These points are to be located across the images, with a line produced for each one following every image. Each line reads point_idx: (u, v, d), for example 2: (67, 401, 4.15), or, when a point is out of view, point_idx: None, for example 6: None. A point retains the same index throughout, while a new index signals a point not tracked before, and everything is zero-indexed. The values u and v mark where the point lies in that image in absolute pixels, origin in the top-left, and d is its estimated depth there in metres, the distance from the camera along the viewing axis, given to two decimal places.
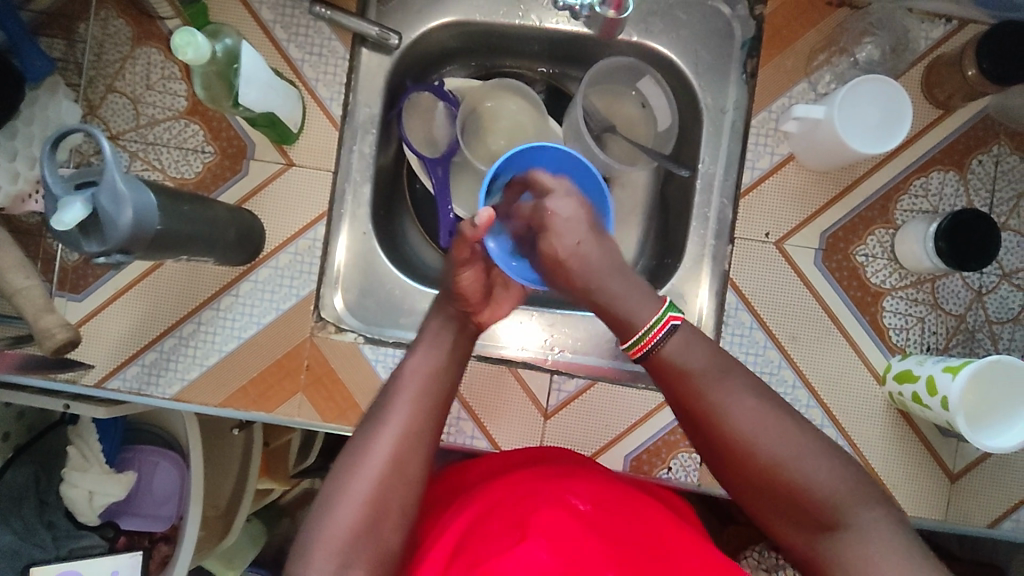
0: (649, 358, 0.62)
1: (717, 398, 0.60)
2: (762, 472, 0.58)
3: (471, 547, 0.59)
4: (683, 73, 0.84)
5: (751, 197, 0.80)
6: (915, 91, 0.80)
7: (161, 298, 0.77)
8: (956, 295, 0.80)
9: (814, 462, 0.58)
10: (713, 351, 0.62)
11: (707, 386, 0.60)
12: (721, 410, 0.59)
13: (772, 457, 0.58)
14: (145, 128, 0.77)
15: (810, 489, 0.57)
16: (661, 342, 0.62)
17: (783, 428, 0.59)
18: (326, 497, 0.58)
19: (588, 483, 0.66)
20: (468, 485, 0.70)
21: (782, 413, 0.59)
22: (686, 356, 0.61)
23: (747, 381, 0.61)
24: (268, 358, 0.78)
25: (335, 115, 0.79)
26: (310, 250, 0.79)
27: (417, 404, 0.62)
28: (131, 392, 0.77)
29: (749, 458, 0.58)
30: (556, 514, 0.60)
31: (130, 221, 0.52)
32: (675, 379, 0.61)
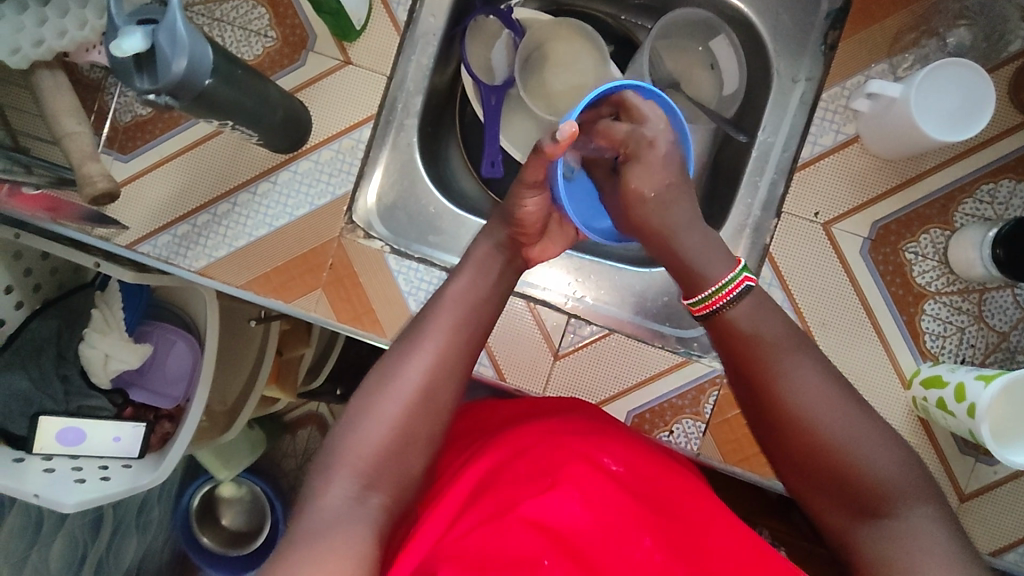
0: (713, 320, 0.60)
1: (786, 374, 0.57)
2: (815, 452, 0.56)
3: (498, 486, 0.58)
4: (759, 35, 0.81)
5: (807, 172, 0.77)
6: (1003, 90, 0.75)
7: (202, 173, 0.78)
8: (1003, 311, 0.77)
9: (873, 451, 0.55)
10: (784, 324, 0.59)
11: (777, 356, 0.57)
12: (785, 384, 0.56)
13: (836, 445, 0.55)
14: (213, 3, 0.77)
15: (862, 476, 0.54)
16: (729, 306, 0.59)
17: (848, 411, 0.56)
18: (354, 416, 0.58)
19: (619, 442, 0.65)
20: (495, 427, 0.69)
21: (846, 395, 0.57)
22: (759, 326, 0.58)
23: (815, 354, 0.58)
24: (294, 251, 0.78)
25: (400, 21, 0.78)
26: (352, 150, 0.78)
27: (451, 333, 0.61)
28: (160, 259, 0.79)
29: (803, 432, 0.56)
30: (591, 469, 0.59)
31: (184, 70, 0.53)
32: (739, 344, 0.58)
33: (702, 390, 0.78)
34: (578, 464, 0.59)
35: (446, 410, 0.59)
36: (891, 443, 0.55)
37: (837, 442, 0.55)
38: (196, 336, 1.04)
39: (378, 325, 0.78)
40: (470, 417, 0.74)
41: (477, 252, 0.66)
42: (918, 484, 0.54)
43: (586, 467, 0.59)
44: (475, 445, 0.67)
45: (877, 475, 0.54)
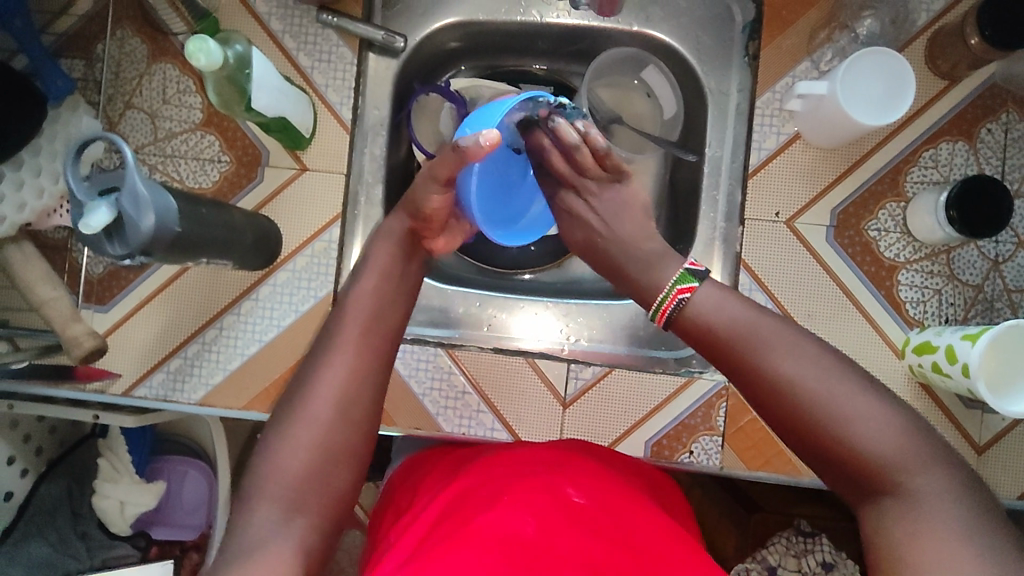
0: (674, 324, 0.61)
1: (752, 354, 0.56)
2: (806, 430, 0.53)
3: (466, 509, 0.61)
4: (686, 60, 0.85)
5: (759, 178, 0.81)
6: (919, 63, 0.80)
7: (185, 306, 0.79)
8: (972, 266, 0.80)
9: (863, 414, 0.52)
10: (742, 307, 0.58)
11: (745, 343, 0.56)
12: (762, 368, 0.55)
13: (820, 414, 0.52)
14: (163, 141, 0.79)
15: (851, 446, 0.52)
16: (683, 308, 0.60)
17: (828, 375, 0.53)
18: (271, 442, 0.57)
19: (584, 473, 0.66)
20: (463, 465, 0.71)
21: (837, 370, 0.54)
22: (714, 316, 0.58)
23: (792, 334, 0.56)
24: (289, 360, 0.79)
25: (346, 119, 0.81)
26: (326, 251, 0.80)
27: (359, 350, 0.61)
28: (158, 399, 0.79)
29: (784, 412, 0.54)
30: (553, 501, 0.61)
31: (153, 225, 0.54)
32: (706, 337, 0.59)
33: (712, 404, 0.80)
34: (541, 500, 0.61)
35: (365, 422, 0.59)
36: (885, 407, 0.52)
37: (825, 411, 0.52)
38: (207, 462, 1.03)
39: (387, 416, 0.80)
40: (450, 456, 0.75)
41: (381, 258, 0.67)
42: (914, 449, 0.51)
43: (550, 498, 0.61)
44: (441, 485, 0.68)
45: (868, 445, 0.51)
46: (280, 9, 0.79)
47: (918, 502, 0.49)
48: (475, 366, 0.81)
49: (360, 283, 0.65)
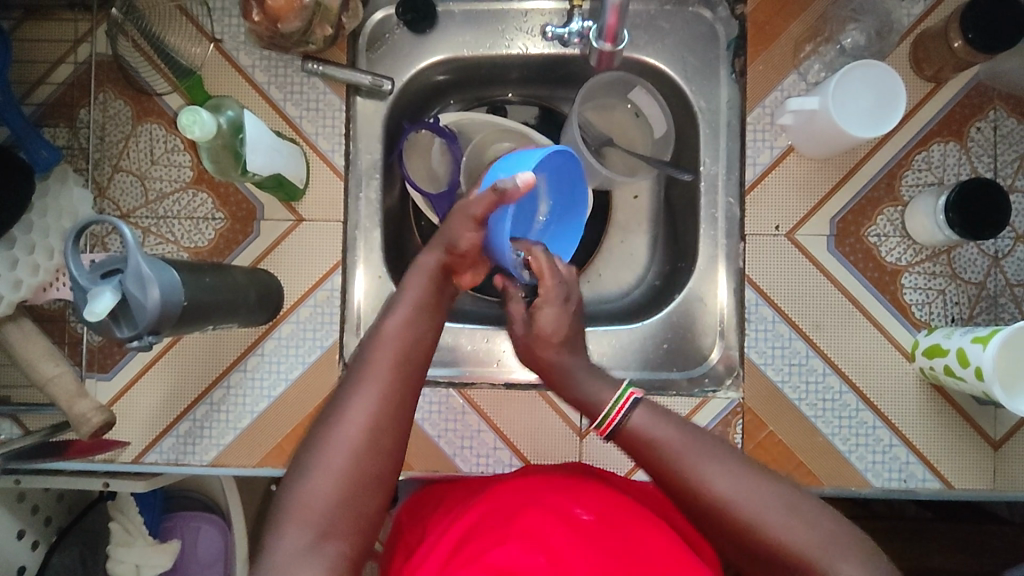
0: (617, 434, 0.67)
1: (686, 467, 0.62)
2: (735, 530, 0.59)
3: (475, 542, 0.63)
4: (673, 80, 0.85)
5: (757, 192, 0.81)
6: (905, 67, 0.81)
7: (190, 368, 0.78)
8: (973, 264, 0.80)
9: (786, 515, 0.58)
10: (675, 424, 0.66)
11: (679, 457, 0.63)
12: (692, 479, 0.61)
13: (748, 518, 0.59)
14: (155, 203, 0.78)
15: (778, 547, 0.57)
16: (623, 419, 0.66)
17: (753, 483, 0.60)
18: (299, 471, 0.57)
19: (591, 492, 0.68)
20: (474, 487, 0.73)
21: (761, 479, 0.61)
22: (651, 431, 0.65)
23: (716, 449, 0.63)
24: (300, 413, 0.78)
25: (339, 166, 0.80)
26: (329, 300, 0.79)
27: (386, 380, 0.61)
28: (169, 463, 0.78)
29: (714, 517, 0.60)
30: (558, 525, 0.64)
31: (158, 300, 0.53)
32: (643, 453, 0.65)
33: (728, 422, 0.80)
34: (548, 522, 0.64)
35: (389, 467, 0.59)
36: (805, 511, 0.58)
37: (750, 519, 0.59)
38: (220, 515, 1.02)
39: (403, 461, 0.79)
40: (458, 482, 0.77)
41: (412, 289, 0.67)
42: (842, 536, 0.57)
43: (557, 523, 0.64)
44: (452, 511, 0.70)
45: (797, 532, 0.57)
46: (264, 60, 0.79)
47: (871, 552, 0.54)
48: (489, 403, 0.80)
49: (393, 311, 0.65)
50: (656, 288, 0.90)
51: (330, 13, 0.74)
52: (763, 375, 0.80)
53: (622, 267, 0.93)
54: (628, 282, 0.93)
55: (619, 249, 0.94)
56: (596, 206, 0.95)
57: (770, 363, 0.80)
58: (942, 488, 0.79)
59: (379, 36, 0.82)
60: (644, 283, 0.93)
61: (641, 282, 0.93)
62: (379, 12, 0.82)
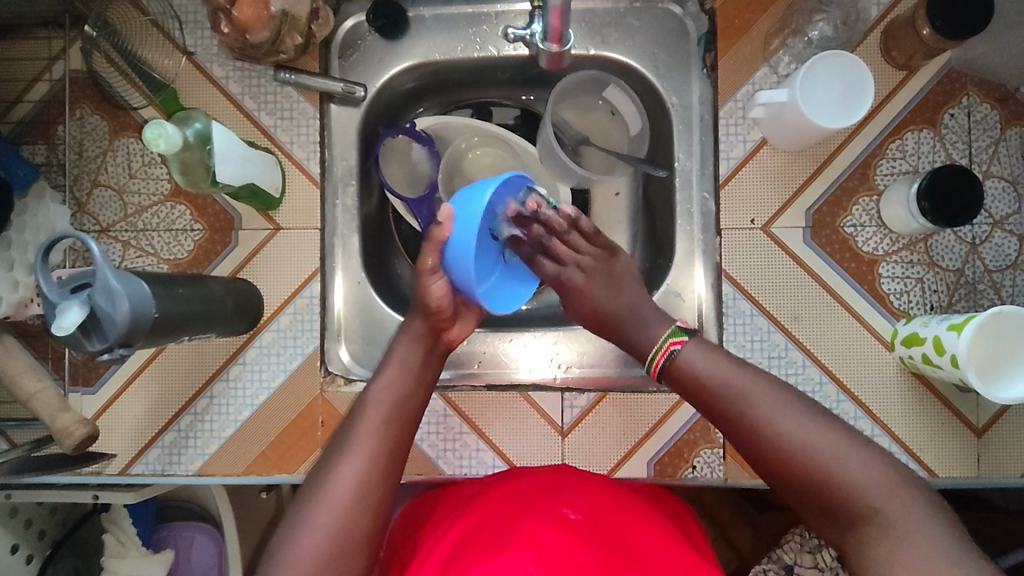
0: (668, 373, 0.66)
1: (735, 404, 0.61)
2: (783, 469, 0.58)
3: (468, 555, 0.62)
4: (645, 77, 0.86)
5: (731, 187, 0.81)
6: (876, 56, 0.81)
7: (173, 378, 0.79)
8: (951, 251, 0.80)
9: (837, 451, 0.57)
10: (726, 359, 0.64)
11: (727, 394, 0.61)
12: (738, 413, 0.60)
13: (796, 451, 0.57)
14: (134, 216, 0.79)
15: (829, 481, 0.56)
16: (673, 358, 0.65)
17: (806, 419, 0.58)
18: (289, 528, 0.57)
19: (577, 490, 0.68)
20: (465, 492, 0.72)
21: (809, 417, 0.59)
22: (699, 367, 0.63)
23: (761, 383, 0.61)
24: (283, 421, 0.78)
25: (314, 173, 0.81)
26: (308, 307, 0.80)
27: (372, 436, 0.61)
28: (156, 474, 0.78)
29: (764, 451, 0.59)
30: (548, 526, 0.63)
31: (128, 314, 0.53)
32: (693, 389, 0.64)
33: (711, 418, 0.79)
34: (539, 524, 0.63)
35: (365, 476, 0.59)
36: (843, 453, 0.57)
37: (800, 451, 0.57)
38: (214, 524, 1.02)
39: None
40: (447, 490, 0.75)
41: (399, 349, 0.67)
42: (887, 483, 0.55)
43: (546, 524, 0.63)
44: (443, 518, 0.69)
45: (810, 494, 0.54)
46: (237, 71, 0.80)
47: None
48: (471, 405, 0.81)
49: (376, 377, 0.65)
50: None
51: (299, 22, 0.74)
52: None
53: None
54: None
55: None
56: (576, 205, 0.95)
57: (749, 356, 0.80)
58: (926, 477, 0.79)
59: (351, 43, 0.83)
60: None
61: None
62: (350, 19, 0.82)
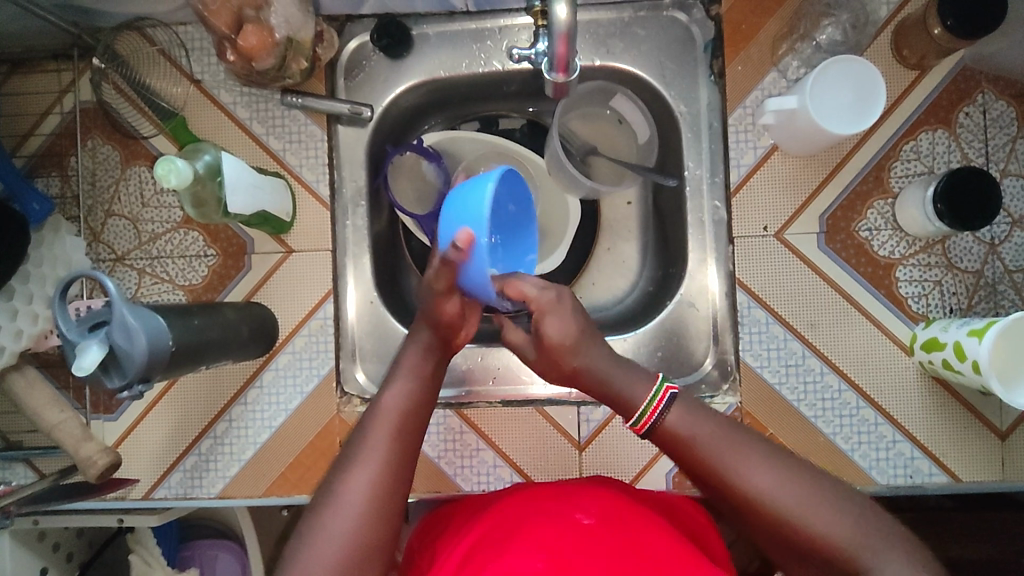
0: (655, 431, 0.61)
1: (730, 465, 0.56)
2: (776, 529, 0.55)
3: (481, 559, 0.61)
4: (652, 86, 0.85)
5: (743, 194, 0.81)
6: (887, 56, 0.80)
7: (192, 404, 0.80)
8: (970, 252, 0.79)
9: (833, 512, 0.54)
10: (715, 418, 0.60)
11: (724, 455, 0.57)
12: (730, 479, 0.56)
13: (794, 514, 0.54)
14: (148, 244, 0.80)
15: (829, 541, 0.53)
16: (662, 415, 0.60)
17: (803, 481, 0.55)
18: (303, 537, 0.55)
19: (593, 498, 0.67)
20: (480, 503, 0.72)
21: (800, 475, 0.56)
22: (690, 425, 0.59)
23: (751, 444, 0.57)
24: (302, 442, 0.79)
25: (324, 196, 0.81)
26: (323, 328, 0.80)
27: (386, 439, 0.59)
28: (178, 498, 0.79)
29: (758, 518, 0.55)
30: (560, 531, 0.62)
31: (145, 350, 0.54)
32: (682, 449, 0.59)
33: None
34: (552, 530, 0.63)
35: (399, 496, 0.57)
36: (839, 504, 0.54)
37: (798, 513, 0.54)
38: (237, 541, 1.03)
39: None
40: (462, 504, 0.75)
41: (409, 358, 0.66)
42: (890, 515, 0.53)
43: (559, 529, 0.62)
44: (459, 528, 0.69)
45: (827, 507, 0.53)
46: (244, 96, 0.80)
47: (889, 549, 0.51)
48: (487, 421, 0.81)
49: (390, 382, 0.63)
50: (649, 294, 0.90)
51: (304, 46, 0.75)
52: (759, 378, 0.80)
53: (615, 275, 0.93)
54: (622, 290, 0.93)
55: (610, 256, 0.94)
56: (586, 215, 0.95)
57: (766, 365, 0.80)
58: (950, 482, 0.78)
59: (356, 64, 0.83)
60: (638, 289, 0.92)
61: (635, 288, 0.92)
62: (354, 40, 0.83)
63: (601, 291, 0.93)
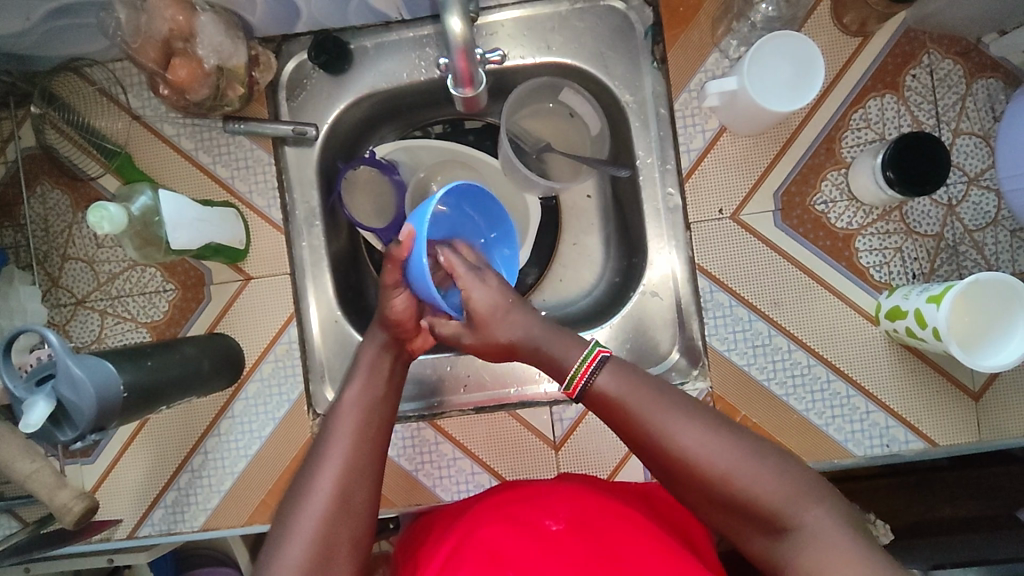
0: (587, 394, 0.60)
1: (659, 424, 0.56)
2: (709, 488, 0.54)
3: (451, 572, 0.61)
4: (597, 77, 0.84)
5: (696, 178, 0.80)
6: (828, 25, 0.79)
7: (166, 439, 0.80)
8: (927, 216, 0.78)
9: (759, 467, 0.53)
10: (642, 377, 0.59)
11: (647, 415, 0.56)
12: (660, 437, 0.56)
13: (725, 470, 0.53)
14: (107, 284, 0.80)
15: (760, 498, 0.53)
16: (593, 378, 0.59)
17: (734, 443, 0.55)
18: (268, 544, 0.54)
19: (566, 501, 0.67)
20: (455, 513, 0.72)
21: (735, 436, 0.55)
22: (620, 387, 0.58)
23: (681, 402, 0.57)
24: (280, 467, 0.79)
25: (277, 220, 0.81)
26: (289, 352, 0.80)
27: (356, 439, 0.58)
28: (163, 534, 0.80)
29: (690, 475, 0.55)
30: (529, 541, 0.62)
31: (93, 400, 0.54)
32: (611, 409, 0.58)
33: None
34: (522, 538, 0.62)
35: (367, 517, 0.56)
36: (778, 451, 0.54)
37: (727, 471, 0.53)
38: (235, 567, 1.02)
39: (385, 499, 0.80)
40: (441, 513, 0.74)
41: (367, 357, 0.65)
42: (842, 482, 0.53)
43: (528, 539, 0.62)
44: (434, 539, 0.69)
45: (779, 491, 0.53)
46: (187, 127, 0.80)
47: (833, 527, 0.51)
48: (461, 429, 0.81)
49: (358, 389, 0.62)
50: (616, 285, 0.90)
51: (238, 73, 0.74)
52: (727, 362, 0.80)
53: (581, 268, 0.93)
54: (589, 283, 0.92)
55: (576, 251, 0.94)
56: (547, 211, 0.94)
57: (733, 348, 0.80)
58: (926, 448, 0.78)
59: (297, 83, 0.83)
60: (605, 280, 0.92)
61: (602, 279, 0.92)
62: (292, 60, 0.82)
63: (568, 286, 0.93)
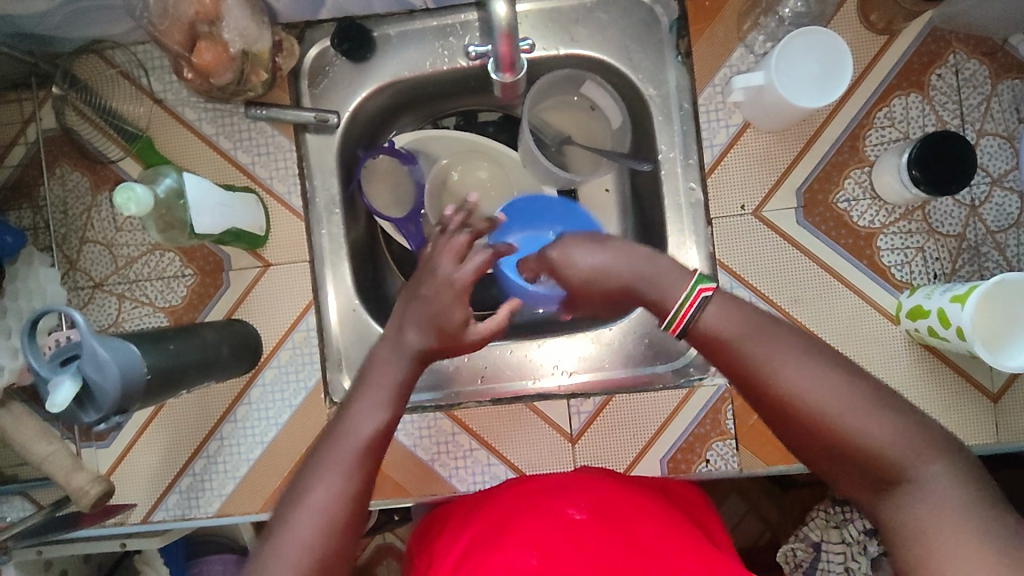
0: (691, 334, 0.57)
1: (771, 368, 0.53)
2: (816, 433, 0.52)
3: (473, 559, 0.61)
4: (620, 70, 0.84)
5: (718, 174, 0.80)
6: (854, 22, 0.79)
7: (182, 425, 0.80)
8: (950, 216, 0.78)
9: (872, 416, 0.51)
10: (750, 313, 0.56)
11: (756, 360, 0.54)
12: (770, 381, 0.53)
13: (839, 426, 0.51)
14: (125, 268, 0.79)
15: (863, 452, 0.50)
16: (697, 317, 0.57)
17: (851, 389, 0.52)
18: None
19: (585, 492, 0.67)
20: (473, 504, 0.71)
21: (849, 379, 0.52)
22: (726, 326, 0.55)
23: (793, 342, 0.54)
24: (295, 454, 0.79)
25: (296, 207, 0.80)
26: (307, 340, 0.80)
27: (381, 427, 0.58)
28: (177, 519, 0.79)
29: (800, 422, 0.52)
30: (551, 528, 0.62)
31: (117, 381, 0.54)
32: (718, 349, 0.56)
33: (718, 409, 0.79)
34: (545, 526, 0.62)
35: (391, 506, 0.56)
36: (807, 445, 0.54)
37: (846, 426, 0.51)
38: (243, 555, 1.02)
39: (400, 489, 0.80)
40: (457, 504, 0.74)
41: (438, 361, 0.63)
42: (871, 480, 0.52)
43: (550, 526, 0.62)
44: (452, 530, 0.69)
45: None
46: (208, 112, 0.80)
47: None
48: (478, 420, 0.81)
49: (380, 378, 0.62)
50: None
51: (262, 58, 0.74)
52: None
53: None
54: None
55: None
56: None
57: None
58: None
59: (320, 70, 0.82)
60: None
61: None
62: (315, 47, 0.82)
63: None
